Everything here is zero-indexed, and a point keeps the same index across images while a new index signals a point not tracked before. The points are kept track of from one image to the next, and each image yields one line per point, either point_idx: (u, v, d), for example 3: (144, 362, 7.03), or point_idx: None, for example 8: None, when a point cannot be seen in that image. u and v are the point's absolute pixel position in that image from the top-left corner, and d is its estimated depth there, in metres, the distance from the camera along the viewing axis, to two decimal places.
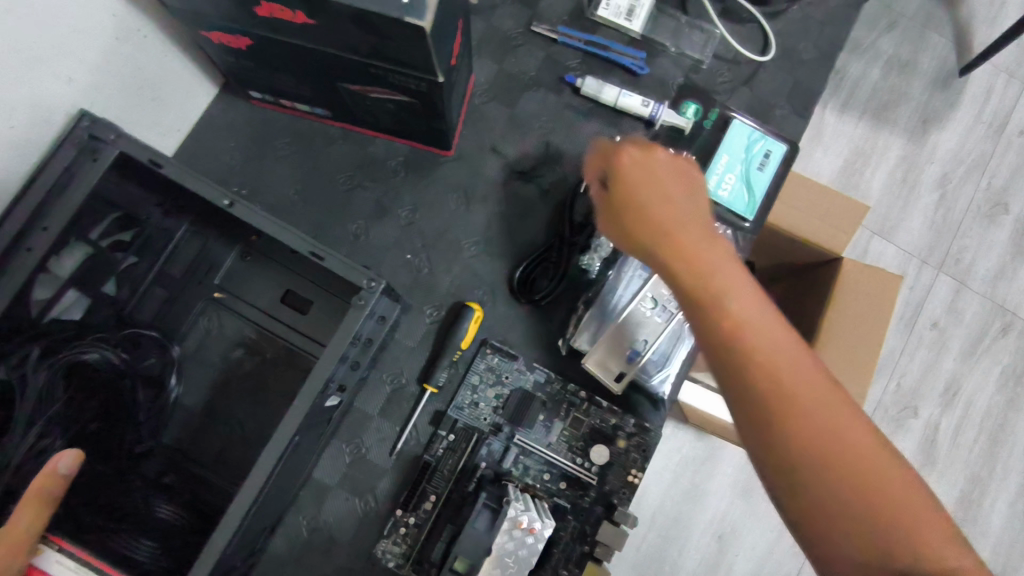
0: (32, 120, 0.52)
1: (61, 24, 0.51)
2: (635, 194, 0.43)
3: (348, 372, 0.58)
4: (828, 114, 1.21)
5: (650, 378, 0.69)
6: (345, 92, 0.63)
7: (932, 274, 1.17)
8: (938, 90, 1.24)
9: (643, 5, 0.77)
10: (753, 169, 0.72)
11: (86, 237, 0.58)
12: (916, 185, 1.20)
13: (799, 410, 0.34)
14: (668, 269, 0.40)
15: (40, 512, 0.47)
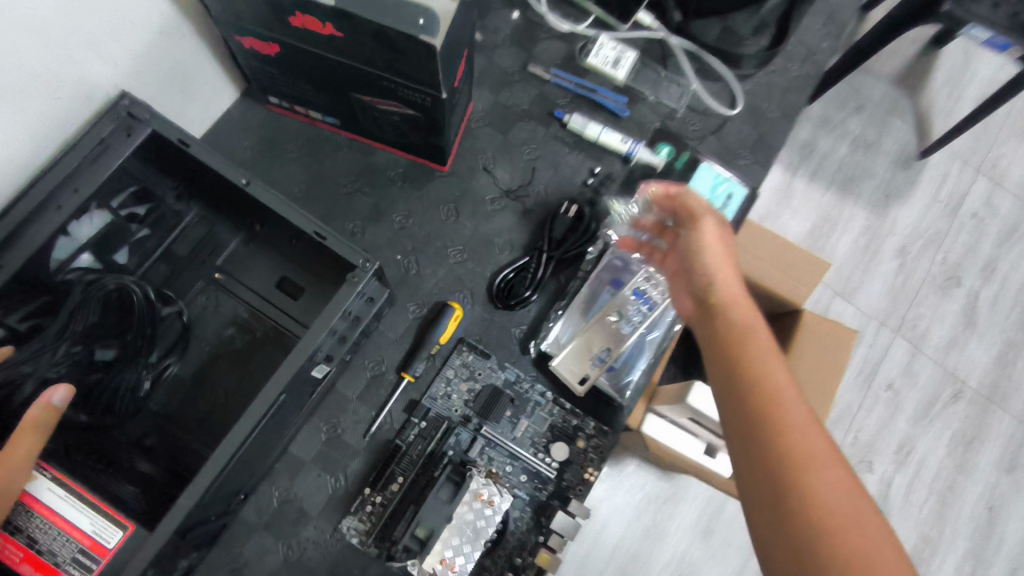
0: (75, 93, 0.59)
1: (116, 16, 0.59)
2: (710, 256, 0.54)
3: (336, 345, 0.63)
4: (797, 181, 1.34)
5: (612, 384, 0.75)
6: (357, 102, 0.71)
7: (890, 336, 1.26)
8: (897, 170, 1.37)
9: (627, 58, 0.87)
10: (716, 208, 0.83)
11: (108, 204, 0.63)
12: (877, 254, 1.31)
13: (799, 424, 0.42)
14: (742, 289, 0.51)
15: (34, 439, 0.50)
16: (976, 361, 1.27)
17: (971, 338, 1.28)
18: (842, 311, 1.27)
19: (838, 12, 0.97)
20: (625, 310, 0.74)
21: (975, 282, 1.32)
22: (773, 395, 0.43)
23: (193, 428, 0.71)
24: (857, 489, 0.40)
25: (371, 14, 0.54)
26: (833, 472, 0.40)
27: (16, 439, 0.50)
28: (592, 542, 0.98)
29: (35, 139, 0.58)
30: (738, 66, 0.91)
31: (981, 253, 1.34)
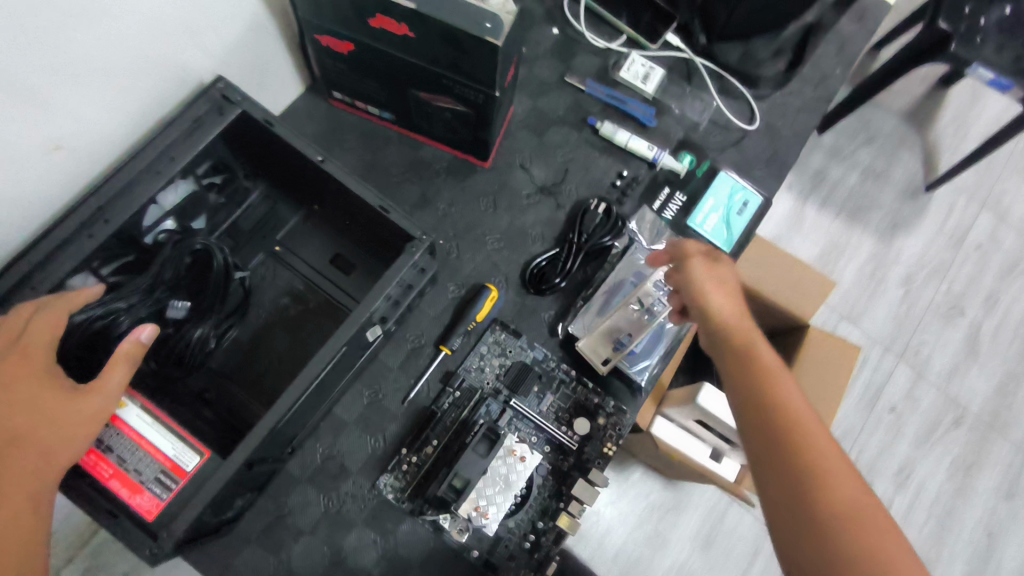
0: (176, 75, 0.67)
1: (219, 10, 0.67)
2: (716, 286, 0.58)
3: (389, 309, 0.71)
4: (809, 209, 1.41)
5: (633, 366, 0.81)
6: (415, 99, 0.79)
7: (893, 361, 1.32)
8: (905, 201, 1.44)
9: (655, 73, 0.95)
10: (733, 214, 0.91)
11: (194, 174, 0.71)
12: (883, 281, 1.38)
13: (831, 460, 0.46)
14: (747, 316, 0.56)
15: (124, 370, 0.56)
16: (976, 390, 1.33)
17: (972, 367, 1.34)
18: (849, 334, 1.33)
19: (852, 45, 1.05)
20: (647, 299, 0.78)
21: (977, 312, 1.38)
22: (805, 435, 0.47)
23: (248, 385, 0.77)
24: (883, 514, 0.44)
25: (445, 17, 0.62)
26: (855, 491, 0.45)
27: (109, 369, 0.56)
28: (596, 545, 1.04)
29: (139, 113, 0.66)
30: (757, 86, 1.00)
31: (983, 284, 1.40)
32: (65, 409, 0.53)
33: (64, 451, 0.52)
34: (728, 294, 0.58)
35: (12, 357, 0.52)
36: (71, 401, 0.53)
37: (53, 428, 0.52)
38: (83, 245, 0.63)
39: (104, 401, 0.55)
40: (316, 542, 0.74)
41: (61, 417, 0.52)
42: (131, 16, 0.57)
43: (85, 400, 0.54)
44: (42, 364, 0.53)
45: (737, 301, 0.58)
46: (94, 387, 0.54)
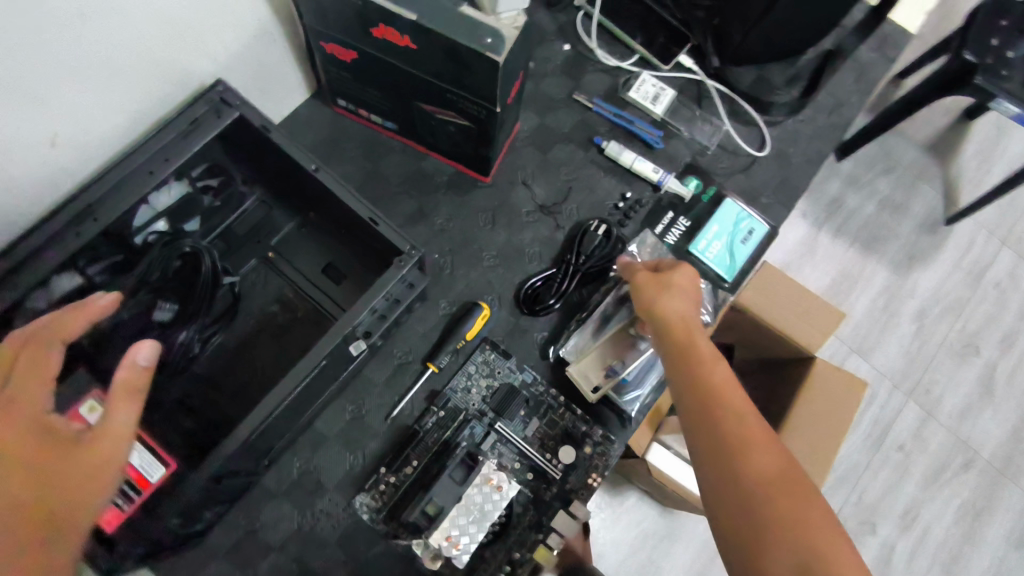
0: (177, 78, 0.67)
1: (226, 15, 0.66)
2: (666, 285, 0.63)
3: (374, 322, 0.68)
4: (822, 236, 1.37)
5: (623, 395, 0.79)
6: (417, 110, 0.78)
7: (902, 399, 1.28)
8: (922, 233, 1.40)
9: (665, 95, 0.93)
10: (736, 241, 0.88)
11: (188, 177, 0.71)
12: (895, 315, 1.34)
13: (754, 445, 0.49)
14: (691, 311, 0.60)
15: (130, 406, 0.48)
16: (988, 433, 1.28)
17: (986, 410, 1.29)
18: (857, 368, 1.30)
19: (871, 73, 1.03)
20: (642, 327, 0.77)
21: (993, 351, 1.33)
22: (729, 423, 0.50)
23: (230, 394, 0.76)
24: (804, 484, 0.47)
25: (447, 31, 0.60)
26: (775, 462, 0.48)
27: (111, 408, 0.47)
28: None
29: (135, 114, 0.65)
30: (769, 112, 0.97)
31: (1002, 323, 1.36)
32: (73, 463, 0.45)
33: (79, 512, 0.44)
34: (669, 300, 0.62)
35: (7, 396, 0.46)
36: (79, 456, 0.45)
37: (60, 486, 0.44)
38: (70, 243, 0.62)
39: (114, 449, 0.46)
40: (288, 558, 0.72)
41: (64, 471, 0.44)
42: (132, 16, 0.56)
43: (93, 449, 0.46)
44: (38, 407, 0.46)
45: (677, 306, 0.61)
46: (99, 430, 0.46)
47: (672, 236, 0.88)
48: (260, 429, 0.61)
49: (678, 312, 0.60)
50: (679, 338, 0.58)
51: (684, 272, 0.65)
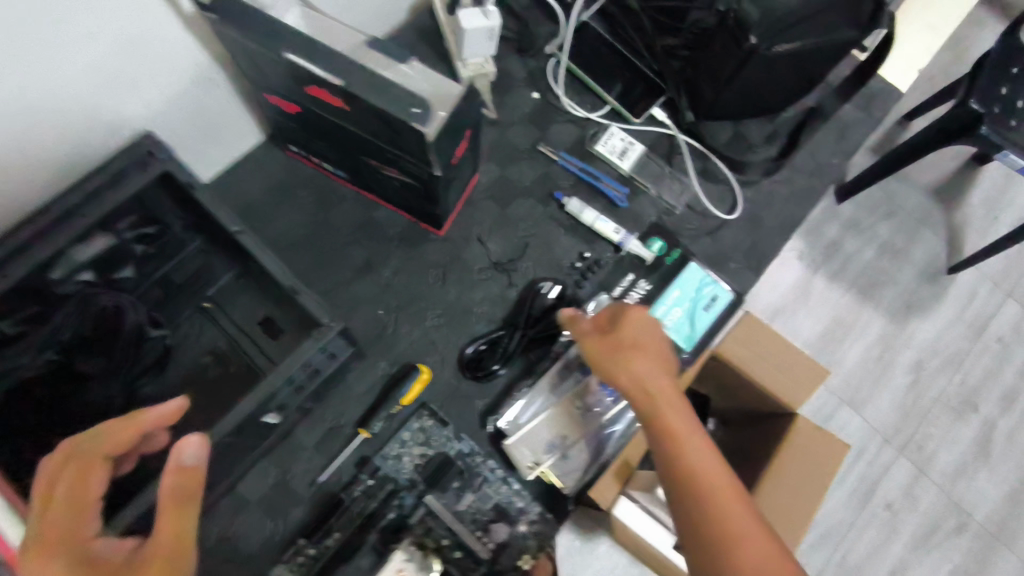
0: (106, 129, 0.64)
1: (161, 66, 0.64)
2: (626, 347, 0.60)
3: (292, 394, 0.67)
4: (819, 278, 1.33)
5: (563, 475, 0.75)
6: (364, 164, 0.75)
7: (892, 455, 1.24)
8: (923, 283, 1.35)
9: (634, 150, 0.90)
10: (698, 308, 0.84)
11: (114, 229, 0.69)
12: (890, 366, 1.29)
13: (719, 503, 0.50)
14: (659, 376, 0.58)
15: (190, 510, 0.45)
16: (985, 495, 1.22)
17: (981, 471, 1.24)
18: (847, 422, 1.24)
19: (853, 133, 0.99)
20: (589, 403, 0.77)
21: (992, 409, 1.28)
22: (696, 482, 0.51)
23: None
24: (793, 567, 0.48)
25: (375, 99, 0.57)
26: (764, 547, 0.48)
27: (158, 520, 0.44)
28: None
29: (58, 164, 0.63)
30: (744, 171, 0.92)
31: (1003, 381, 1.30)
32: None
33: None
34: (627, 348, 0.60)
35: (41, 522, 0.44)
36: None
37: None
38: None
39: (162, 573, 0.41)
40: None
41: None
42: (44, 69, 0.54)
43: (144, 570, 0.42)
44: (84, 529, 0.44)
45: (638, 353, 0.60)
46: (155, 548, 0.43)
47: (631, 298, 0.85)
48: (156, 504, 0.58)
49: (638, 359, 0.59)
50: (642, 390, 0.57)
51: (639, 319, 0.63)
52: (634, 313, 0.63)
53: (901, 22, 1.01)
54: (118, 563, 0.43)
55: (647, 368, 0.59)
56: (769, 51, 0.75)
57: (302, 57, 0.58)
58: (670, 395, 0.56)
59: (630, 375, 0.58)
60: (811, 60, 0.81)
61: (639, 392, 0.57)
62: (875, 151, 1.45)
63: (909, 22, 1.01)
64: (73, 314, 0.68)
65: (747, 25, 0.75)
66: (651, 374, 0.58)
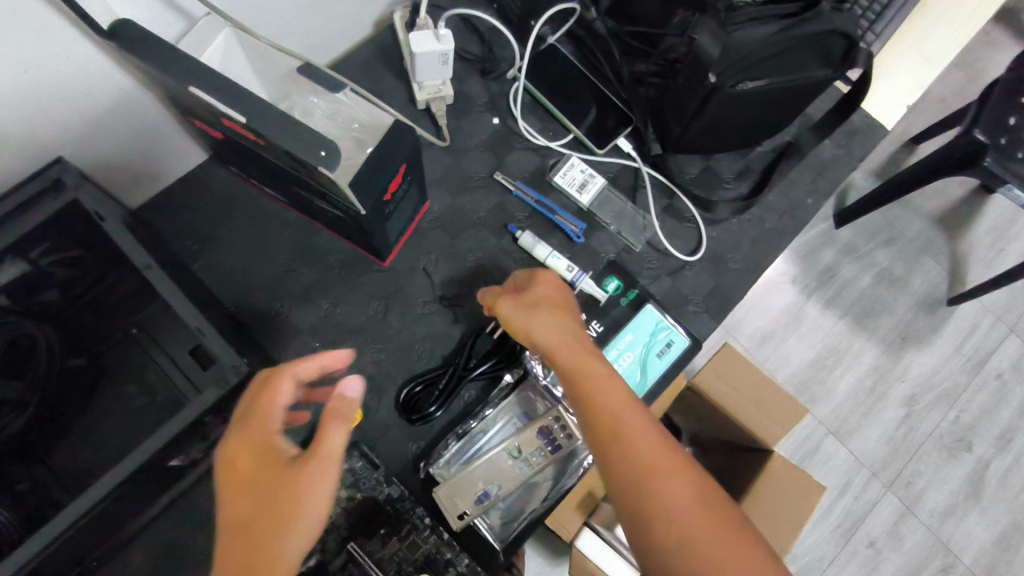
0: (16, 153, 0.61)
1: (75, 88, 0.61)
2: (533, 304, 0.65)
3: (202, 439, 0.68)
4: (812, 305, 1.29)
5: (488, 523, 0.76)
6: (298, 194, 0.72)
7: (880, 490, 1.22)
8: (921, 313, 1.32)
9: (594, 183, 0.86)
10: (651, 354, 0.80)
11: (27, 255, 0.66)
12: (882, 398, 1.26)
13: (628, 428, 0.51)
14: (565, 322, 0.62)
15: (339, 431, 0.47)
16: (972, 536, 1.21)
17: (971, 511, 1.22)
18: (833, 454, 1.23)
19: (831, 172, 0.96)
20: (525, 449, 0.75)
21: (986, 448, 1.26)
22: (609, 414, 0.52)
23: (64, 479, 0.68)
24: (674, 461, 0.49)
25: (280, 140, 0.54)
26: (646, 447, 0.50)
27: (321, 434, 0.46)
28: None
29: None
30: (711, 210, 0.88)
31: (999, 419, 1.28)
32: (283, 485, 0.45)
33: (282, 519, 0.44)
34: (543, 308, 0.63)
35: (241, 418, 0.50)
36: (287, 472, 0.45)
37: (275, 497, 0.45)
38: None
39: (320, 474, 0.45)
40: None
41: (275, 492, 0.45)
42: None
43: (306, 474, 0.45)
44: (267, 427, 0.48)
45: (553, 311, 0.63)
46: (312, 450, 0.46)
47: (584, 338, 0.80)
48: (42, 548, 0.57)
49: (554, 316, 0.63)
50: (556, 340, 0.59)
51: (548, 285, 0.68)
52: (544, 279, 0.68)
53: (891, 57, 0.96)
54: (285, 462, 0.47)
55: (562, 323, 0.62)
56: (733, 88, 0.71)
57: (206, 90, 0.54)
58: (581, 343, 0.59)
59: (548, 329, 0.61)
60: (780, 99, 0.77)
61: (554, 342, 0.59)
62: (877, 175, 1.36)
63: (900, 56, 0.96)
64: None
65: (707, 63, 0.69)
66: (566, 325, 0.62)
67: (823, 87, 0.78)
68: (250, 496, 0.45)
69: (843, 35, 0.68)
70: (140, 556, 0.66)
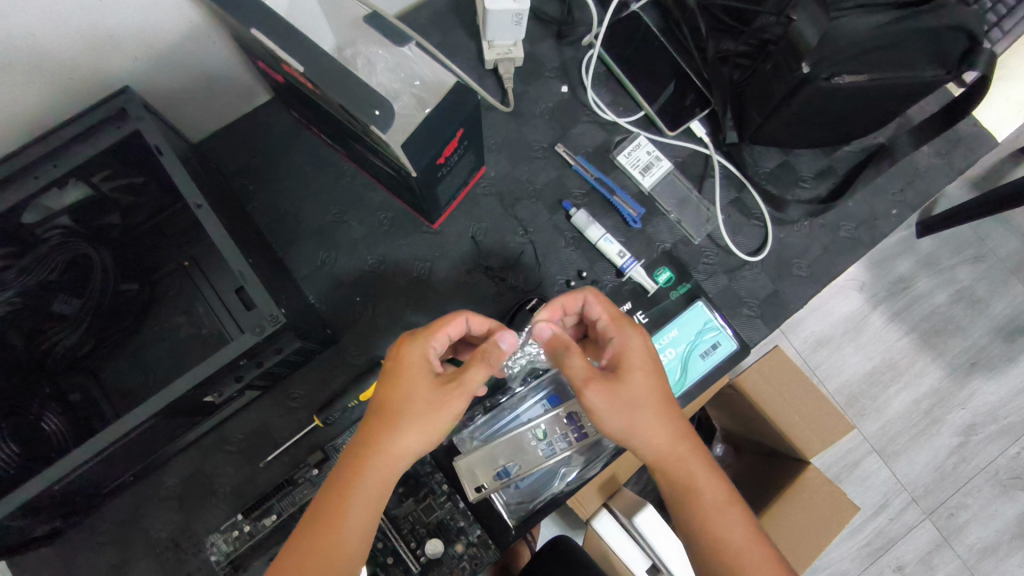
0: (88, 76, 0.62)
1: (147, 17, 0.60)
2: (625, 368, 0.56)
3: (231, 384, 0.65)
4: (878, 315, 1.21)
5: (502, 497, 0.75)
6: (354, 147, 0.72)
7: (918, 515, 1.16)
8: (997, 339, 1.22)
9: (660, 166, 0.83)
10: (694, 354, 0.75)
11: (89, 179, 0.64)
12: (937, 423, 1.19)
13: (705, 507, 0.54)
14: (650, 392, 0.56)
15: (480, 370, 0.54)
16: None
17: (1017, 553, 1.15)
18: (874, 472, 1.17)
19: (923, 182, 0.88)
20: (551, 433, 0.72)
21: None
22: (685, 489, 0.55)
23: (111, 395, 0.75)
24: (752, 544, 0.53)
25: (333, 93, 0.52)
26: (735, 529, 0.54)
27: (469, 365, 0.54)
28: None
29: (32, 108, 0.61)
30: (783, 209, 0.82)
31: None
32: (412, 406, 0.53)
33: (402, 431, 0.52)
34: (604, 380, 0.55)
35: (390, 369, 0.56)
36: (424, 394, 0.53)
37: (401, 413, 0.53)
38: None
39: (457, 401, 0.54)
40: (150, 568, 0.72)
41: (413, 403, 0.53)
42: (16, 13, 0.51)
43: (445, 394, 0.53)
44: (409, 357, 0.56)
45: (617, 382, 0.56)
46: (459, 379, 0.54)
47: (639, 318, 0.77)
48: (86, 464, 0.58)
49: (616, 390, 0.56)
50: (621, 420, 0.55)
51: (638, 341, 0.59)
52: (634, 332, 0.59)
53: None
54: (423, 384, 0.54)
55: (627, 399, 0.55)
56: (825, 82, 0.65)
57: (267, 35, 0.53)
58: (660, 407, 0.56)
59: (612, 412, 0.55)
60: (874, 100, 0.71)
61: (623, 427, 0.55)
62: (975, 186, 1.24)
63: None
64: (49, 264, 0.66)
65: (800, 49, 0.63)
66: (634, 401, 0.55)
67: (930, 91, 0.70)
68: (381, 418, 0.53)
69: (964, 32, 0.61)
70: (181, 464, 0.75)
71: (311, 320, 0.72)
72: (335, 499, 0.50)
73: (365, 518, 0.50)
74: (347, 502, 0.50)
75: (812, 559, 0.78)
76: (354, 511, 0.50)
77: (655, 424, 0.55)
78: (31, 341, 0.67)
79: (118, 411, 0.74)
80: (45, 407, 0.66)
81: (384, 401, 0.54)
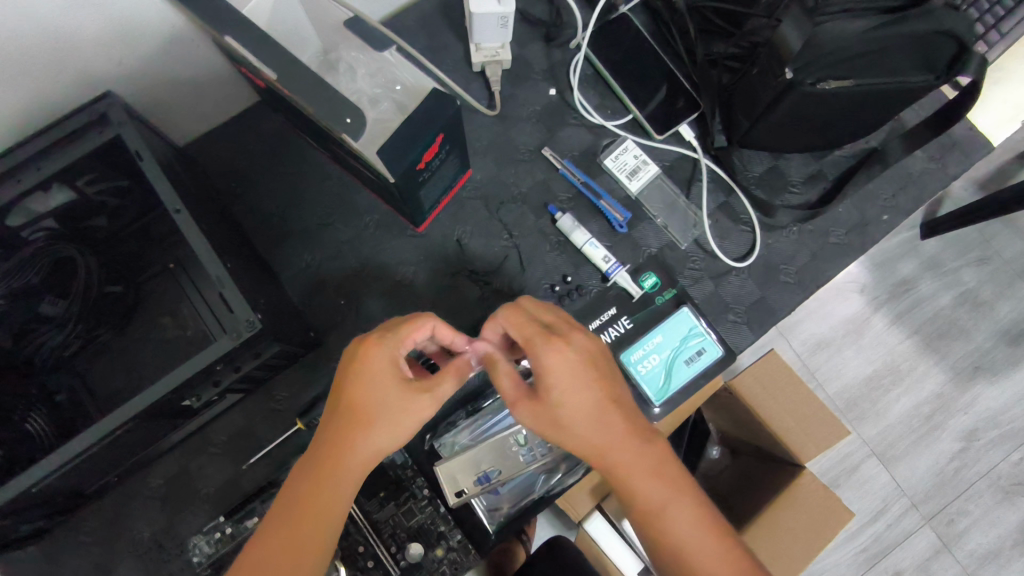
0: (69, 81, 0.62)
1: (127, 20, 0.60)
2: (549, 387, 0.53)
3: (210, 388, 0.65)
4: (878, 318, 1.19)
5: (482, 503, 0.75)
6: (337, 151, 0.72)
7: (917, 521, 1.14)
8: (1001, 343, 1.20)
9: (647, 170, 0.82)
10: (679, 360, 0.74)
11: (73, 184, 0.65)
12: (938, 428, 1.17)
13: (651, 515, 0.52)
14: (579, 409, 0.53)
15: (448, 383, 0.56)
16: None
17: (1018, 560, 1.13)
18: (873, 477, 1.16)
19: (916, 187, 0.87)
20: (531, 439, 0.73)
21: None
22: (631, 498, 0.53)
23: (96, 395, 0.76)
24: (704, 546, 0.51)
25: (306, 101, 0.52)
26: (687, 529, 0.51)
27: (441, 379, 0.56)
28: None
29: (15, 111, 0.61)
30: (772, 215, 0.81)
31: None
32: (379, 410, 0.53)
33: (372, 432, 0.52)
34: (528, 402, 0.55)
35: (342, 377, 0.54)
36: (392, 400, 0.53)
37: (374, 416, 0.52)
38: None
39: (428, 401, 0.54)
40: (134, 567, 0.73)
41: (385, 406, 0.53)
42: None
43: (413, 400, 0.53)
44: (365, 366, 0.54)
45: (539, 404, 0.54)
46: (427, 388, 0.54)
47: (624, 324, 0.76)
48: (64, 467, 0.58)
49: (541, 412, 0.54)
50: (554, 435, 0.54)
51: (559, 357, 0.54)
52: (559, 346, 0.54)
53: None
54: (389, 393, 0.53)
55: (554, 420, 0.53)
56: (812, 86, 0.64)
57: (240, 40, 0.52)
58: (592, 419, 0.53)
59: (541, 430, 0.55)
60: (862, 106, 0.70)
61: (559, 441, 0.54)
62: (979, 187, 1.22)
63: None
64: (32, 266, 0.66)
65: (785, 54, 0.62)
66: (559, 420, 0.53)
67: (919, 96, 0.69)
68: (357, 416, 0.52)
69: (952, 37, 0.59)
70: (166, 465, 0.76)
71: (294, 325, 0.72)
72: (305, 492, 0.51)
73: (337, 504, 0.51)
74: (328, 488, 0.51)
75: (805, 565, 0.77)
76: (332, 495, 0.51)
77: (587, 437, 0.53)
78: (17, 339, 0.67)
79: (103, 412, 0.75)
80: (28, 408, 0.67)
81: (353, 399, 0.53)
